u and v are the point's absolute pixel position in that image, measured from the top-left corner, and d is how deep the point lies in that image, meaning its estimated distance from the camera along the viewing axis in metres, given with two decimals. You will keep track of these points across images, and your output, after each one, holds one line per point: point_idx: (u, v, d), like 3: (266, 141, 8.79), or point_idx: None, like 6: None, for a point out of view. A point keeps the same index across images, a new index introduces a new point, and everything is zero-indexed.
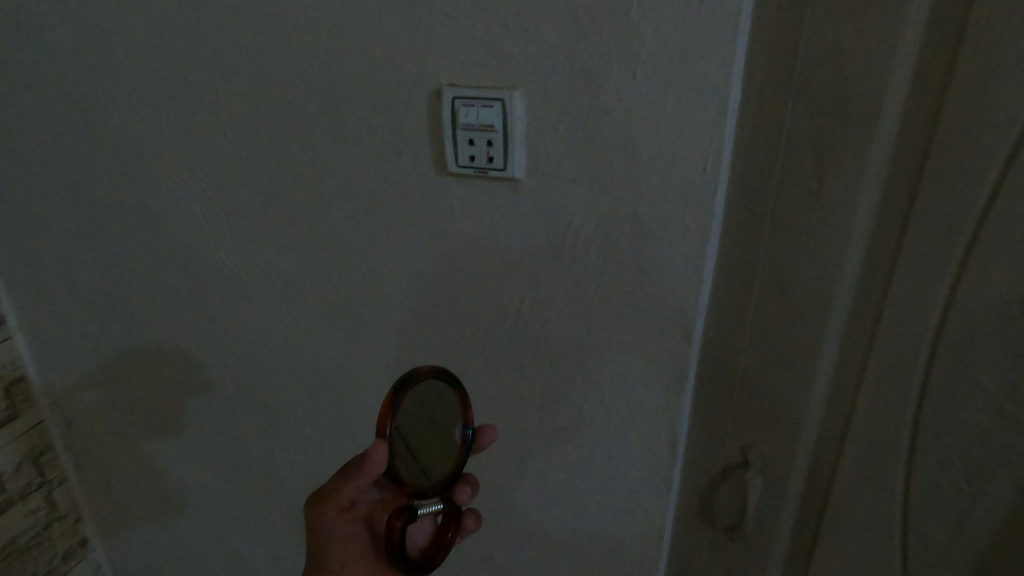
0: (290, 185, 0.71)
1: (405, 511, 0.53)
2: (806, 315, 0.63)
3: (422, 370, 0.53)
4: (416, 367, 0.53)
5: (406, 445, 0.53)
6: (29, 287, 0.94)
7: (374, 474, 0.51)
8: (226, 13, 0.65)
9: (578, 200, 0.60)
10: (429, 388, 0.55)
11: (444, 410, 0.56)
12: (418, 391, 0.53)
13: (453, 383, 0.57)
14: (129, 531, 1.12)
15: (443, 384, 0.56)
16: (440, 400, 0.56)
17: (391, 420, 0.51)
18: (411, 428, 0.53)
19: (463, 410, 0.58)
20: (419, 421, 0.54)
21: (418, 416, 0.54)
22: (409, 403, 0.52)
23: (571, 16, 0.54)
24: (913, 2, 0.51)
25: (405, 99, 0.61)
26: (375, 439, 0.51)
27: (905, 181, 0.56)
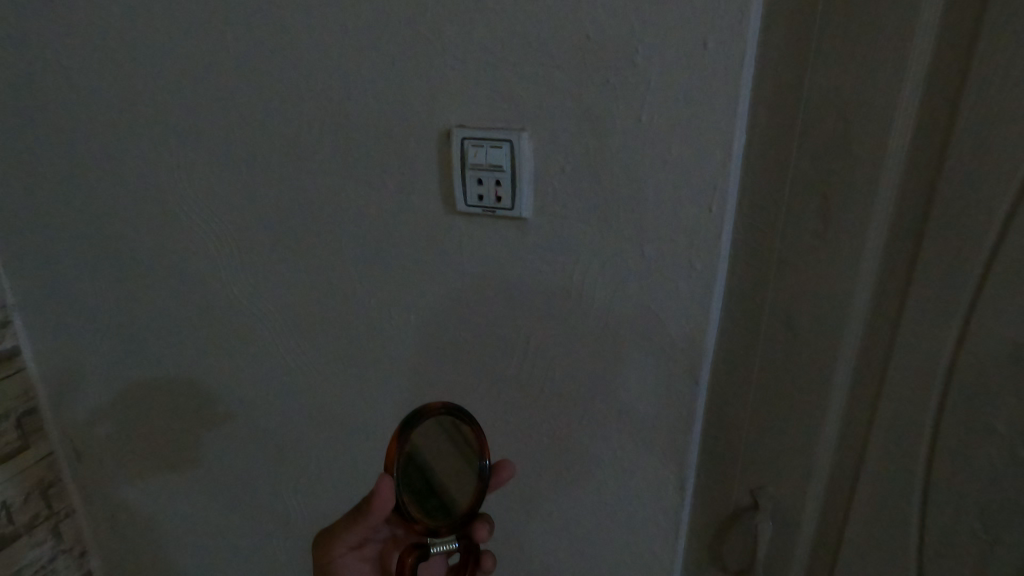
0: (318, 226, 0.76)
1: (417, 548, 0.56)
2: (815, 351, 0.64)
3: (430, 408, 0.57)
4: (424, 405, 0.57)
5: (417, 481, 0.57)
6: (61, 319, 1.02)
7: (384, 510, 0.56)
8: (256, 64, 0.72)
9: (582, 235, 0.64)
10: (439, 426, 0.58)
11: (456, 448, 0.59)
12: (427, 429, 0.57)
13: (468, 421, 0.59)
14: (146, 560, 1.19)
15: (456, 422, 0.58)
16: (454, 438, 0.59)
17: (399, 455, 0.55)
18: (420, 466, 0.57)
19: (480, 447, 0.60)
20: (429, 458, 0.57)
21: (427, 455, 0.57)
22: (417, 441, 0.56)
23: (577, 65, 0.58)
24: (913, 52, 0.53)
25: (430, 144, 0.66)
26: (382, 476, 0.55)
27: (912, 222, 0.58)
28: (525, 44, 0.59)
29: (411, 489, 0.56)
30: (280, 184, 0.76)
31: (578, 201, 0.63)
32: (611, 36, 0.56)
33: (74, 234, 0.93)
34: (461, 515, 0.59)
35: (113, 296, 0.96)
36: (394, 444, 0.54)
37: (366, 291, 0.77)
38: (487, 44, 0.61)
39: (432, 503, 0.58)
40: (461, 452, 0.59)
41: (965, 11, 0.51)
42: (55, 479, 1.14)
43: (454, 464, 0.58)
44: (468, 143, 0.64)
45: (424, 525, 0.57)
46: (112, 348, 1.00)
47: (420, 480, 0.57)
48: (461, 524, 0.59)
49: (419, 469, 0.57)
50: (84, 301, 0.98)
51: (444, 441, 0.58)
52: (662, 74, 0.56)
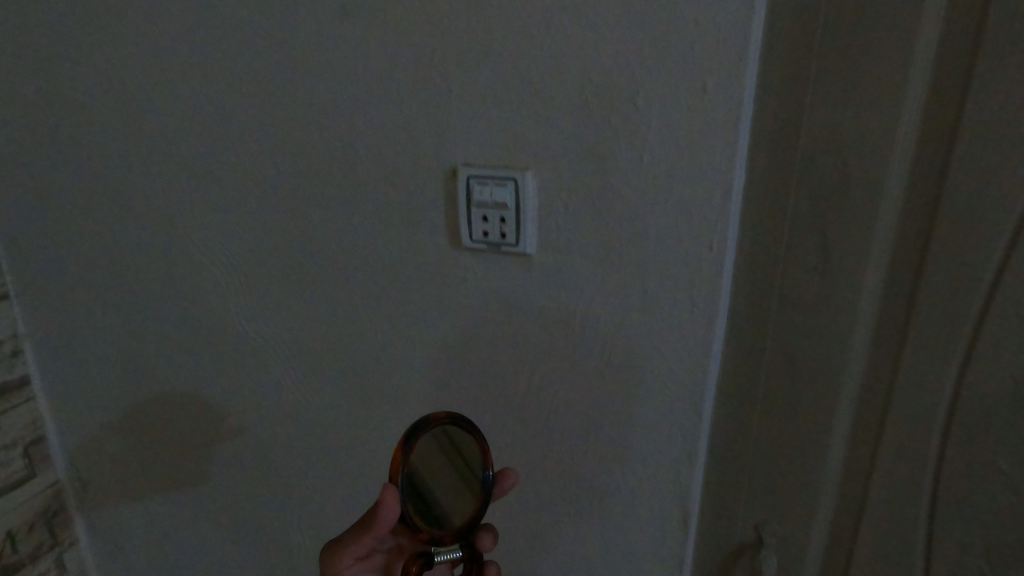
0: (326, 260, 0.78)
1: (421, 557, 0.56)
2: (817, 386, 0.65)
3: (434, 417, 0.57)
4: (429, 414, 0.57)
5: (421, 490, 0.56)
6: (71, 348, 1.03)
7: (389, 521, 0.55)
8: (267, 103, 0.74)
9: (586, 272, 0.65)
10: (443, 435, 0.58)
11: (460, 457, 0.58)
12: (431, 438, 0.57)
13: (471, 429, 0.59)
14: None
15: (460, 431, 0.58)
16: (458, 447, 0.58)
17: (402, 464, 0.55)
18: (425, 475, 0.57)
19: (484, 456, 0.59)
20: (433, 468, 0.57)
21: (432, 464, 0.57)
22: (422, 450, 0.56)
23: (580, 108, 0.60)
24: (907, 96, 0.54)
25: (437, 181, 0.68)
26: (387, 484, 0.55)
27: (910, 260, 0.59)
28: (529, 87, 0.61)
29: (416, 498, 0.56)
30: (289, 219, 0.78)
31: (582, 237, 0.64)
32: (613, 80, 0.58)
33: (87, 266, 0.95)
34: (464, 525, 0.58)
35: (123, 327, 0.97)
36: (399, 452, 0.55)
37: (373, 324, 0.78)
38: (492, 85, 0.62)
39: (436, 513, 0.57)
40: (465, 461, 0.58)
41: (957, 55, 0.52)
42: (60, 509, 1.14)
43: (458, 473, 0.58)
44: (474, 181, 0.65)
45: (429, 534, 0.56)
46: (121, 378, 1.01)
47: (424, 489, 0.57)
48: (464, 534, 0.58)
49: (424, 478, 0.57)
50: (94, 331, 1.00)
51: (449, 450, 0.58)
52: (663, 116, 0.58)
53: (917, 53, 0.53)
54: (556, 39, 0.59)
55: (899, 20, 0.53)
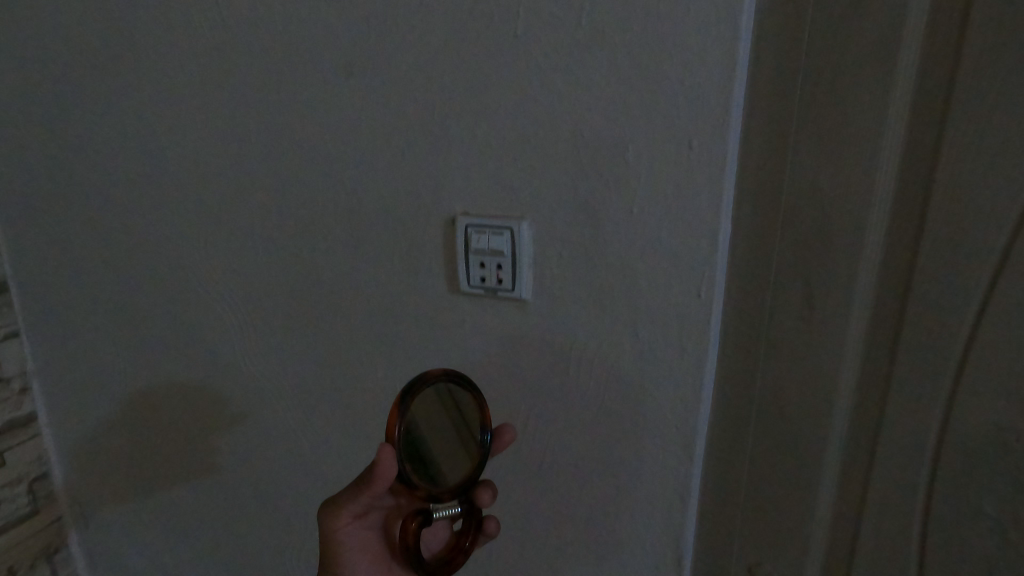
0: (329, 302, 0.80)
1: (420, 514, 0.57)
2: (806, 432, 0.65)
3: (432, 375, 0.57)
4: (425, 373, 0.57)
5: (419, 448, 0.57)
6: (77, 385, 1.05)
7: (387, 480, 0.55)
8: (274, 152, 0.77)
9: (580, 317, 0.67)
10: (438, 393, 0.58)
11: (457, 413, 0.59)
12: (428, 396, 0.57)
13: (468, 386, 0.60)
14: None
15: (456, 387, 0.59)
16: (455, 404, 0.59)
17: (400, 422, 0.54)
18: (420, 434, 0.57)
19: (480, 414, 0.61)
20: (429, 426, 0.57)
21: (427, 422, 0.57)
22: (417, 409, 0.56)
23: (574, 160, 0.63)
24: (884, 152, 0.56)
25: (437, 229, 0.71)
26: (383, 445, 0.54)
27: (892, 309, 0.60)
28: (524, 140, 0.64)
29: (413, 456, 0.56)
30: (293, 262, 0.81)
31: (575, 284, 0.66)
32: (605, 135, 0.61)
33: (97, 304, 0.98)
34: (462, 481, 0.60)
35: (130, 363, 0.99)
36: (397, 411, 0.54)
37: (374, 364, 0.80)
38: (491, 140, 0.65)
39: (434, 469, 0.58)
40: (462, 417, 0.60)
41: (930, 117, 0.54)
42: (61, 544, 1.14)
43: (455, 429, 0.59)
44: (472, 229, 0.68)
45: (428, 491, 0.57)
46: (126, 414, 1.03)
47: (421, 447, 0.57)
48: (462, 490, 0.60)
49: (419, 437, 0.57)
50: (101, 368, 1.02)
51: (447, 406, 0.59)
52: (652, 170, 0.60)
53: (891, 114, 0.55)
54: (551, 96, 0.62)
55: (874, 83, 0.55)
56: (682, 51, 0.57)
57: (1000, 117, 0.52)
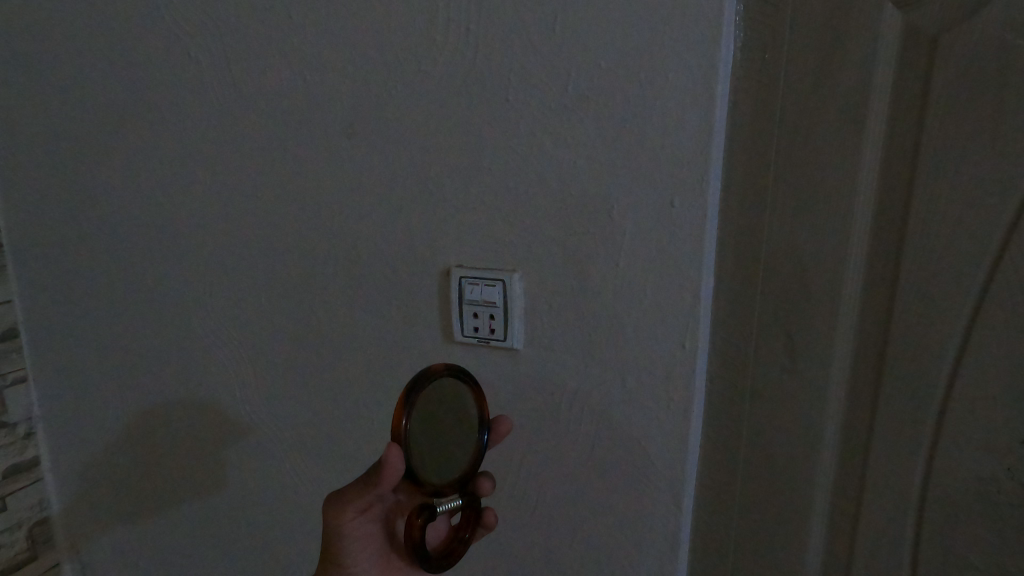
0: (327, 349, 0.82)
1: (424, 510, 0.56)
2: (794, 484, 0.66)
3: (434, 370, 0.57)
4: (427, 370, 0.57)
5: (423, 444, 0.57)
6: (81, 429, 1.07)
7: (393, 479, 0.54)
8: (277, 205, 0.80)
9: (569, 367, 0.69)
10: (440, 389, 0.59)
11: (458, 408, 0.60)
12: (430, 391, 0.57)
13: (466, 380, 0.61)
14: None
15: (457, 382, 0.60)
16: (455, 398, 0.60)
17: (405, 420, 0.54)
18: (422, 429, 0.57)
19: (479, 407, 0.62)
20: (431, 422, 0.58)
21: (430, 418, 0.58)
22: (421, 405, 0.56)
23: (562, 216, 0.66)
24: (856, 212, 0.59)
25: (432, 281, 0.73)
26: (391, 443, 0.53)
27: (871, 362, 0.61)
28: (516, 197, 0.67)
29: (417, 452, 0.56)
30: (293, 311, 0.83)
31: (564, 335, 0.68)
32: (591, 192, 0.64)
33: (103, 351, 1.00)
34: (462, 474, 0.61)
35: (134, 409, 1.01)
36: (403, 408, 0.54)
37: (372, 411, 0.82)
38: (483, 197, 0.69)
39: (437, 465, 0.58)
40: (463, 411, 0.61)
41: (898, 178, 0.57)
42: None
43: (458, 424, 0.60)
44: (466, 282, 0.70)
45: (431, 486, 0.58)
46: (128, 458, 1.04)
47: (424, 444, 0.57)
48: (462, 483, 0.61)
49: (422, 433, 0.57)
50: (104, 412, 1.03)
51: (448, 400, 0.59)
52: (636, 226, 0.63)
53: (861, 175, 0.58)
54: (541, 156, 0.65)
55: (845, 147, 0.58)
56: (664, 116, 0.60)
57: (963, 180, 0.55)
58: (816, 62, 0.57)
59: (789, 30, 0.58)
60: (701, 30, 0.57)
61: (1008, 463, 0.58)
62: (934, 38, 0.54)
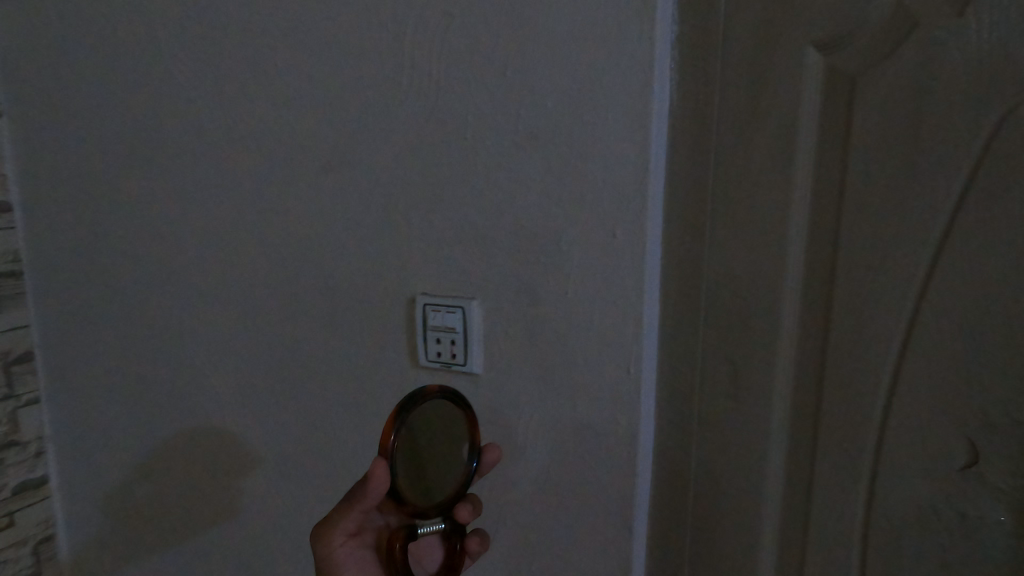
0: (308, 372, 0.87)
1: (405, 528, 0.60)
2: (742, 511, 0.67)
3: (426, 390, 0.60)
4: (419, 389, 0.59)
5: (410, 463, 0.59)
6: (86, 448, 1.12)
7: (378, 494, 0.56)
8: (262, 236, 0.86)
9: (525, 391, 0.72)
10: (430, 410, 0.61)
11: (449, 429, 0.62)
12: (422, 410, 0.59)
13: (459, 403, 0.63)
14: None
15: (447, 405, 0.62)
16: (447, 419, 0.62)
17: (395, 439, 0.56)
18: (410, 447, 0.59)
19: (470, 430, 0.64)
20: (419, 441, 0.60)
21: (418, 438, 0.59)
22: (411, 425, 0.58)
23: (516, 245, 0.69)
24: (790, 243, 0.61)
25: (399, 307, 0.77)
26: (376, 457, 0.55)
27: (811, 389, 0.63)
28: (473, 227, 0.71)
29: (404, 470, 0.58)
30: (276, 335, 0.88)
31: (519, 360, 0.71)
32: (541, 223, 0.68)
33: (110, 374, 1.06)
34: (448, 498, 0.62)
35: (136, 430, 1.06)
36: (391, 427, 0.56)
37: (348, 433, 0.86)
38: (445, 228, 0.73)
39: (422, 486, 0.60)
40: (453, 433, 0.63)
41: (827, 210, 0.60)
42: None
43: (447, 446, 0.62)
44: (429, 308, 0.74)
45: (415, 507, 0.59)
46: (129, 477, 1.09)
47: (411, 463, 0.59)
48: (446, 507, 0.63)
49: (409, 452, 0.58)
50: (107, 432, 1.09)
51: (440, 421, 0.61)
52: (582, 256, 0.67)
53: (794, 208, 0.60)
54: (495, 190, 0.69)
55: (775, 180, 0.61)
56: (605, 152, 0.64)
57: (887, 212, 0.58)
58: (745, 101, 0.61)
59: (720, 71, 0.61)
60: (635, 72, 0.61)
61: (946, 493, 0.59)
62: (853, 77, 0.57)
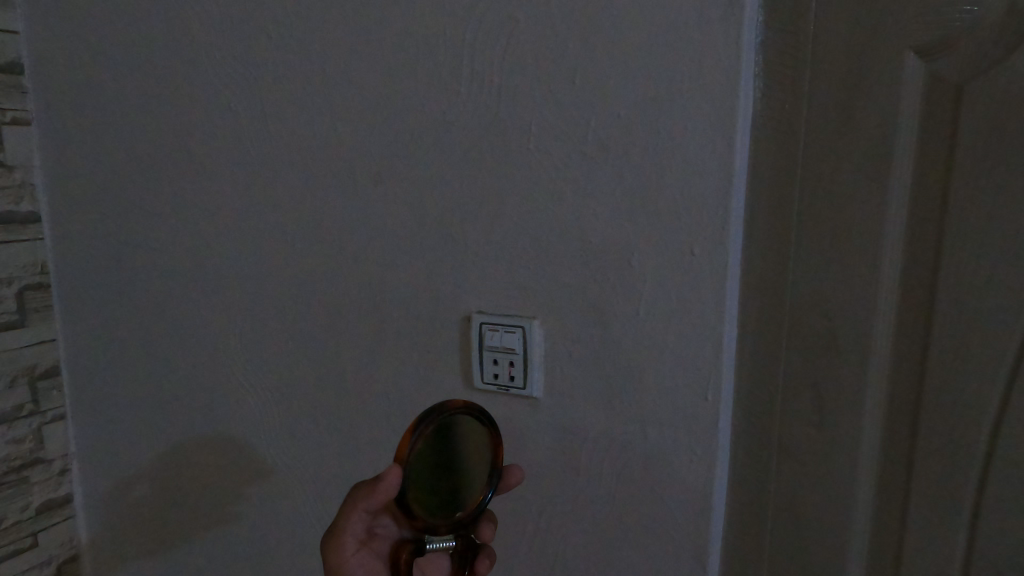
0: (350, 391, 0.83)
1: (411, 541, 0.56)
2: (825, 546, 0.63)
3: (453, 404, 0.56)
4: (447, 402, 0.55)
5: (425, 476, 0.55)
6: (112, 465, 1.08)
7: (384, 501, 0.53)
8: (305, 249, 0.82)
9: (590, 417, 0.68)
10: (455, 425, 0.56)
11: (471, 445, 0.58)
12: (446, 423, 0.56)
13: (484, 420, 0.58)
14: None
15: (474, 425, 0.58)
16: (472, 435, 0.58)
17: (411, 449, 0.53)
18: (428, 459, 0.55)
19: (494, 449, 0.59)
20: (439, 456, 0.55)
21: (438, 451, 0.55)
22: (432, 436, 0.54)
23: (583, 262, 0.66)
24: (885, 262, 0.57)
25: (453, 326, 0.74)
26: (391, 466, 0.52)
27: (906, 418, 0.59)
28: (535, 242, 0.68)
29: (418, 482, 0.54)
30: (318, 353, 0.85)
31: (583, 384, 0.68)
32: (611, 238, 0.64)
33: (138, 390, 1.02)
34: (462, 516, 0.58)
35: (164, 448, 1.02)
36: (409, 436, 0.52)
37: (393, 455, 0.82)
38: (505, 243, 0.69)
39: (436, 501, 0.56)
40: (477, 450, 0.58)
41: (926, 227, 0.56)
42: None
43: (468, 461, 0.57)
44: (486, 327, 0.70)
45: (425, 523, 0.55)
46: (156, 496, 1.05)
47: (427, 475, 0.55)
48: (460, 525, 0.58)
49: (427, 464, 0.55)
50: (135, 448, 1.05)
51: (464, 436, 0.57)
52: (656, 273, 0.63)
53: (890, 225, 0.56)
54: (559, 204, 0.66)
55: (869, 195, 0.57)
56: (683, 164, 0.60)
57: (994, 230, 0.54)
58: (837, 110, 0.57)
59: (808, 79, 0.57)
60: (718, 79, 0.57)
61: None
62: (958, 85, 0.53)
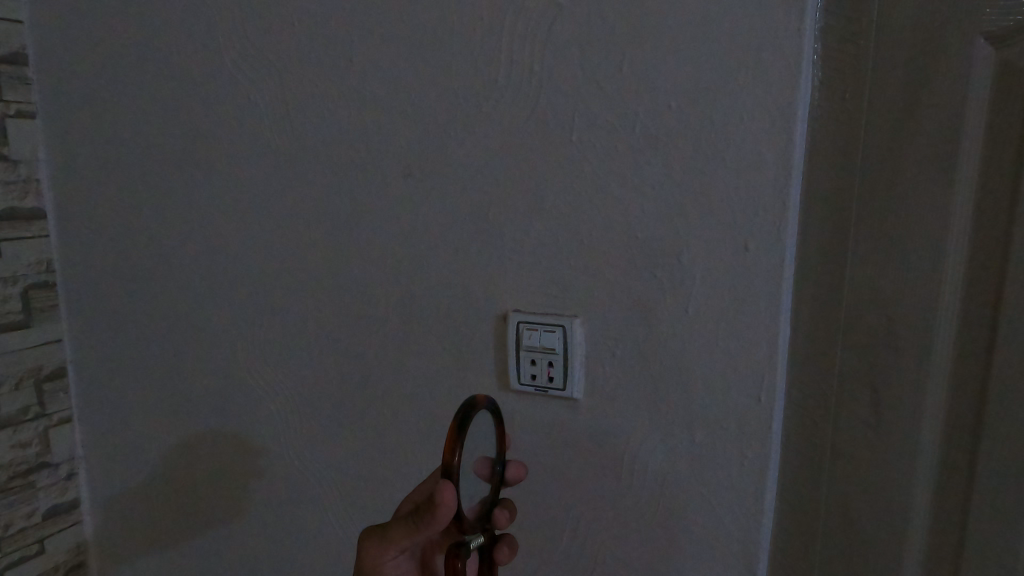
0: (375, 392, 0.80)
1: (462, 552, 0.51)
2: (881, 550, 0.61)
3: (478, 399, 0.53)
4: (473, 398, 0.52)
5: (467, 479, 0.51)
6: (121, 468, 1.05)
7: (444, 520, 0.49)
8: (329, 244, 0.79)
9: (633, 418, 0.65)
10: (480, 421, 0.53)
11: (487, 437, 0.55)
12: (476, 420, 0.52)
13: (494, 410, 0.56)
14: None
15: (488, 415, 0.55)
16: (487, 427, 0.55)
17: (458, 455, 0.49)
18: (469, 462, 0.51)
19: (498, 437, 0.58)
20: (472, 455, 0.52)
21: (473, 452, 0.52)
22: (469, 437, 0.51)
23: (628, 257, 0.63)
24: (950, 257, 0.55)
25: (488, 325, 0.71)
26: (446, 479, 0.48)
27: (968, 417, 0.57)
28: (577, 238, 0.65)
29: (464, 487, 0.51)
30: (341, 352, 0.82)
31: (627, 384, 0.65)
32: (658, 233, 0.62)
33: (149, 392, 0.99)
34: (485, 509, 0.56)
35: (176, 451, 0.99)
36: (456, 442, 0.48)
37: (421, 458, 0.79)
38: (544, 238, 0.67)
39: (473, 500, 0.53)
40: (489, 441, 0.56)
41: (993, 223, 0.54)
42: None
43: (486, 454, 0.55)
44: (524, 326, 0.68)
45: (468, 526, 0.52)
46: (167, 500, 1.02)
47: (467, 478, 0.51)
48: (485, 519, 0.56)
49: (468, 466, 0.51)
50: (145, 452, 1.02)
51: (484, 430, 0.54)
52: (707, 269, 0.60)
53: (954, 218, 0.55)
54: (603, 197, 0.63)
55: (933, 187, 0.55)
56: (739, 155, 0.58)
57: None
58: (900, 100, 0.54)
59: (870, 68, 0.55)
60: (777, 68, 0.55)
61: None
62: None
